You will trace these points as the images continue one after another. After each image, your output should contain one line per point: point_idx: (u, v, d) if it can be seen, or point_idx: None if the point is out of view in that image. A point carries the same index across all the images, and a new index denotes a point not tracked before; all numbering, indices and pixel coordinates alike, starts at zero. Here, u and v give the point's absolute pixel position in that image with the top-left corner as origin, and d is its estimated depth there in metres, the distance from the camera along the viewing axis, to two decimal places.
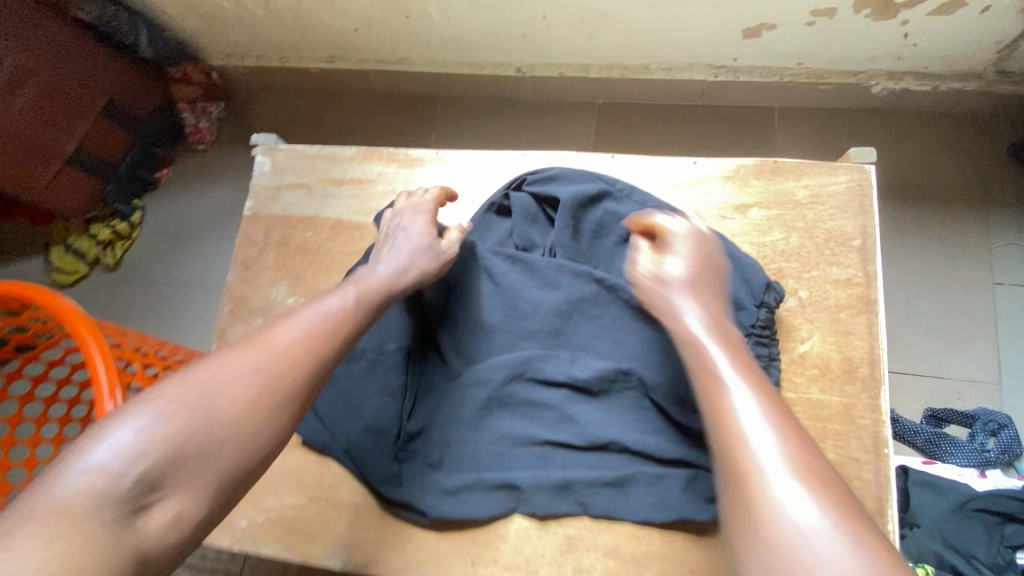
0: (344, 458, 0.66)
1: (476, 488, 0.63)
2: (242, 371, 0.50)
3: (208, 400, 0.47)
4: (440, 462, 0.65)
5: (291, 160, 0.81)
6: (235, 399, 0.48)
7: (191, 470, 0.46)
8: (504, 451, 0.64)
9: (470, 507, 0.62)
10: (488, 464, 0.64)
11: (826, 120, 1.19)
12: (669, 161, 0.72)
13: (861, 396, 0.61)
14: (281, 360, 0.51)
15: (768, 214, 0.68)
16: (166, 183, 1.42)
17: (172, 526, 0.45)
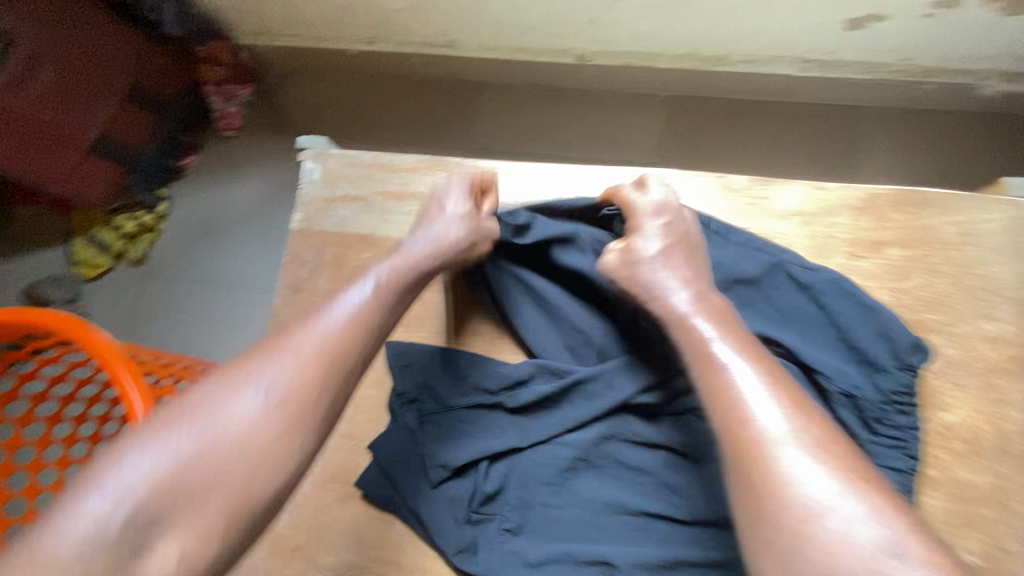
0: (412, 517, 0.59)
1: (563, 562, 0.55)
2: (268, 380, 0.45)
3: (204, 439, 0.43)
4: (519, 528, 0.58)
5: (344, 169, 0.72)
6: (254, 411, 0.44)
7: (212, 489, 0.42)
8: (593, 519, 0.56)
9: None
10: (575, 534, 0.56)
11: (923, 123, 1.06)
12: (786, 186, 0.62)
13: (1016, 477, 0.53)
14: (312, 362, 0.47)
15: (908, 254, 0.58)
16: (193, 171, 1.32)
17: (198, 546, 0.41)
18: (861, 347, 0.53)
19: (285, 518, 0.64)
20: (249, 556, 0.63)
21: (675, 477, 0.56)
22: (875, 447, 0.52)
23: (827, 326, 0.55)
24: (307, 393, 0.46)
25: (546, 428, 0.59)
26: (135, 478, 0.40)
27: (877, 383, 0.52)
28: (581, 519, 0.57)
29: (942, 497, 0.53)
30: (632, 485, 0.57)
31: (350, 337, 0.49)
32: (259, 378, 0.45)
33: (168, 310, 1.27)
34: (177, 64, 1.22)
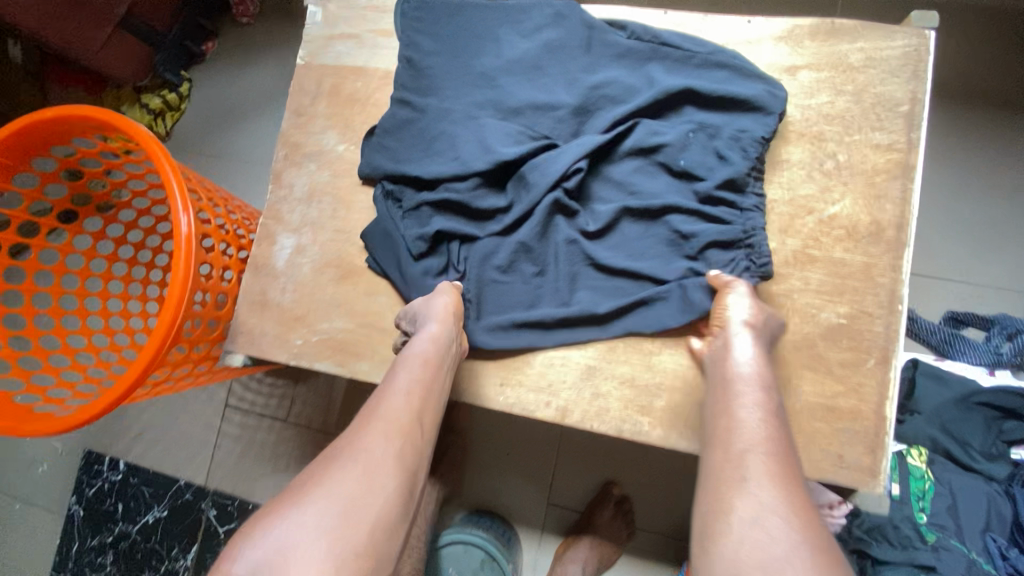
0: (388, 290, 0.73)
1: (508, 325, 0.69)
2: (386, 412, 0.57)
3: (371, 445, 0.54)
4: (475, 300, 0.71)
5: (342, 11, 0.82)
6: (385, 434, 0.55)
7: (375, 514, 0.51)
8: (534, 292, 0.70)
9: (503, 340, 0.69)
10: (520, 303, 0.70)
11: (892, 13, 1.11)
12: (721, 19, 0.71)
13: (884, 256, 0.64)
14: (419, 387, 0.60)
15: (818, 76, 0.67)
16: (212, 56, 1.43)
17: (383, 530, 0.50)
18: (722, 130, 0.67)
19: (290, 295, 0.78)
20: (261, 325, 0.78)
21: (601, 252, 0.69)
22: (744, 218, 0.65)
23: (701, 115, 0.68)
24: (415, 419, 0.58)
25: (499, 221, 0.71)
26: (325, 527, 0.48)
27: (741, 159, 0.65)
28: (525, 292, 0.70)
29: (820, 272, 0.65)
30: (569, 262, 0.70)
31: (434, 368, 0.62)
32: (385, 415, 0.57)
33: None
34: None
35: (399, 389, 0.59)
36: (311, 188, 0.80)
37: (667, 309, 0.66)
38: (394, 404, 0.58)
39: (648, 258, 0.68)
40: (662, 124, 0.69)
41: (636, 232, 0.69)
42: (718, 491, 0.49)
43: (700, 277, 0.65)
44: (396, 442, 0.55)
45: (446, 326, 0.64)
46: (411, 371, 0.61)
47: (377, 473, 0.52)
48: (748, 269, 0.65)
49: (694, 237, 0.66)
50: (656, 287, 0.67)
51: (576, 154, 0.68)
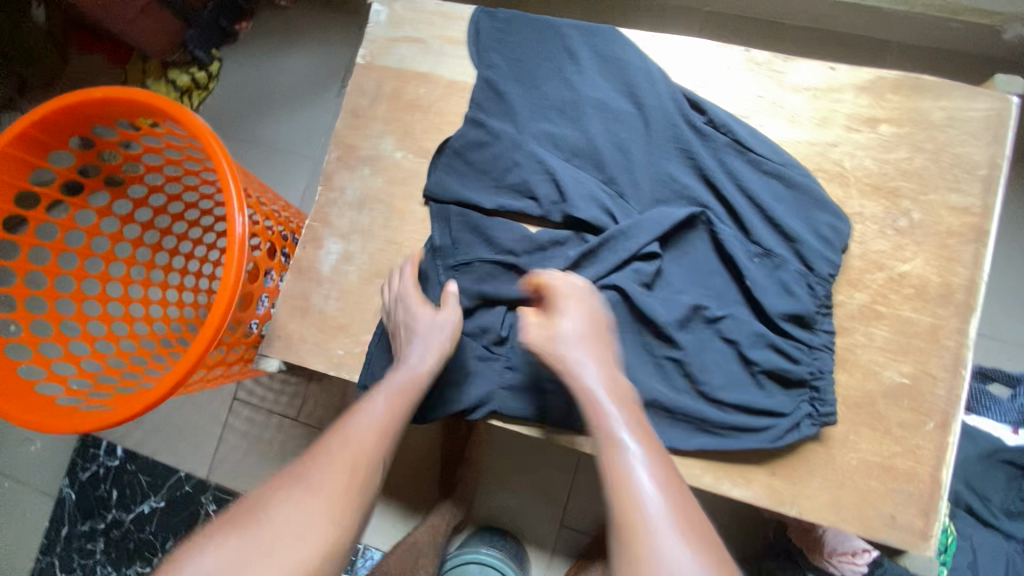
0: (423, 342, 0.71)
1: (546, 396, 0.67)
2: (332, 449, 0.57)
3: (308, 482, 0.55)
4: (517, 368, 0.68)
5: (408, 13, 0.79)
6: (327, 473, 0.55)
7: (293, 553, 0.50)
8: None
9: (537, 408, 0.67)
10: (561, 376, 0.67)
11: (942, 65, 1.12)
12: (803, 63, 0.70)
13: (952, 319, 0.63)
14: (347, 457, 0.56)
15: (898, 131, 0.67)
16: (246, 37, 1.39)
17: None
18: (798, 195, 0.65)
19: (333, 303, 0.76)
20: (300, 330, 0.76)
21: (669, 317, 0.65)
22: (819, 316, 0.64)
23: (778, 182, 0.66)
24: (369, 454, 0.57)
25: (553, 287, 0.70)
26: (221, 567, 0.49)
27: (816, 239, 0.64)
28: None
29: (886, 329, 0.64)
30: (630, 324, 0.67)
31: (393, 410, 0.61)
32: (331, 452, 0.57)
33: None
34: None
35: (319, 456, 0.57)
36: (363, 193, 0.77)
37: (733, 383, 0.64)
38: (311, 473, 0.56)
39: (708, 348, 0.65)
40: (743, 206, 0.66)
41: (697, 319, 0.66)
42: (621, 539, 0.49)
43: (772, 350, 0.64)
44: (336, 482, 0.55)
45: (400, 389, 0.62)
46: (345, 435, 0.58)
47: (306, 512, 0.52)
48: (813, 369, 0.63)
49: (759, 333, 0.64)
50: (709, 379, 0.64)
51: (649, 223, 0.67)
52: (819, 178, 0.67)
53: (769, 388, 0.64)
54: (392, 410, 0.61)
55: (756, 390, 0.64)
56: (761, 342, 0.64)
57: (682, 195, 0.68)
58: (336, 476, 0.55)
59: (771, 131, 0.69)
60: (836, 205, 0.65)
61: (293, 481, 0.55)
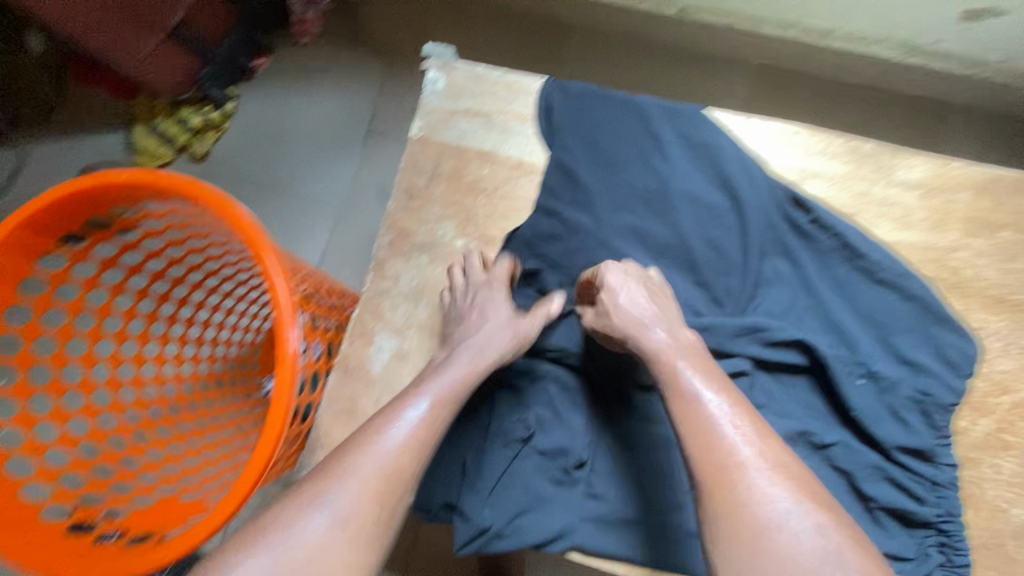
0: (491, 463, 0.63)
1: (635, 528, 0.60)
2: (367, 457, 0.49)
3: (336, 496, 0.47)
4: (602, 495, 0.61)
5: (469, 84, 0.73)
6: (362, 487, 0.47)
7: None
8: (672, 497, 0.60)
9: (625, 543, 0.60)
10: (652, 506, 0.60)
11: (1001, 129, 1.09)
12: (913, 158, 0.64)
13: None
14: (374, 486, 0.48)
15: (1020, 238, 0.61)
16: (263, 74, 1.29)
17: None
18: (915, 309, 0.59)
19: None
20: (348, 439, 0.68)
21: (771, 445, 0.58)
22: (942, 449, 0.57)
23: (890, 292, 0.60)
24: (410, 465, 0.50)
25: (639, 405, 0.62)
26: None
27: (937, 361, 0.58)
28: (663, 496, 0.60)
29: (1014, 461, 0.58)
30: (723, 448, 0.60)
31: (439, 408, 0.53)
32: (367, 460, 0.49)
33: None
34: None
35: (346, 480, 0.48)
36: (419, 284, 0.69)
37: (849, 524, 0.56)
38: (334, 501, 0.46)
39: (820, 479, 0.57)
40: (849, 323, 0.60)
41: (801, 444, 0.58)
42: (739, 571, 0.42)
43: (892, 486, 0.57)
44: (370, 496, 0.47)
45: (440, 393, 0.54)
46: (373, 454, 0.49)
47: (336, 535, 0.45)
48: (941, 511, 0.56)
49: (874, 464, 0.57)
50: None
51: (750, 336, 0.59)
52: (937, 288, 0.61)
53: (890, 529, 0.56)
54: (427, 430, 0.51)
55: (877, 530, 0.56)
56: (880, 475, 0.57)
57: (782, 306, 0.61)
58: (374, 490, 0.48)
59: (880, 233, 0.63)
60: (958, 321, 0.59)
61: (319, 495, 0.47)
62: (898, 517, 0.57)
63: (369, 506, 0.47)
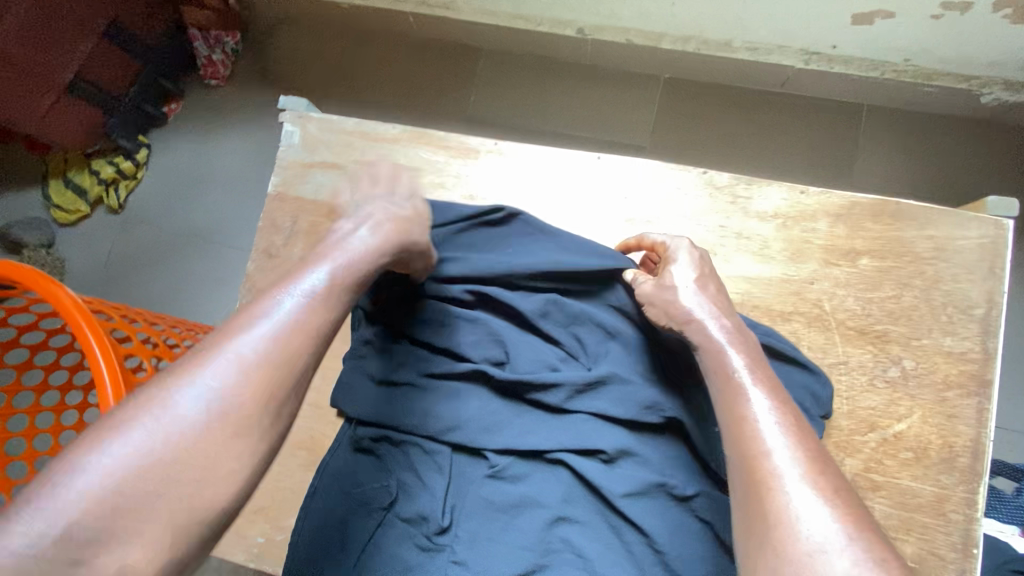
0: (349, 541, 0.59)
1: None
2: (237, 345, 0.42)
3: (201, 382, 0.40)
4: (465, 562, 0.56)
5: (324, 134, 0.70)
6: (228, 377, 0.41)
7: (184, 475, 0.37)
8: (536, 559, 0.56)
9: None
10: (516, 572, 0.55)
11: (920, 129, 1.05)
12: (769, 187, 0.62)
13: (958, 488, 0.55)
14: (250, 373, 0.41)
15: (880, 266, 0.58)
16: (176, 119, 1.28)
17: (175, 542, 0.36)
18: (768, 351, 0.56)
19: None
20: None
21: (626, 498, 0.56)
22: None
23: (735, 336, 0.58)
24: (290, 356, 0.43)
25: (498, 464, 0.60)
26: (79, 489, 0.34)
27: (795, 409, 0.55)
28: (530, 558, 0.56)
29: (885, 503, 0.55)
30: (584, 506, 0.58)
31: (326, 300, 0.47)
32: (242, 343, 0.42)
33: (142, 263, 1.24)
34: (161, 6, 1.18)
35: (174, 405, 0.39)
36: None
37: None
38: (176, 406, 0.39)
39: (682, 531, 0.55)
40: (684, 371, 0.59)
41: (659, 493, 0.56)
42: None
43: None
44: (243, 388, 0.41)
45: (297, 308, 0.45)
46: (211, 375, 0.40)
47: (198, 425, 0.38)
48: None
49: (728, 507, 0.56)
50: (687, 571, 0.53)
51: (596, 387, 0.59)
52: (794, 323, 0.58)
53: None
54: (307, 317, 0.45)
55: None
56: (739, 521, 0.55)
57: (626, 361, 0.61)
58: (245, 376, 0.41)
59: (738, 267, 0.61)
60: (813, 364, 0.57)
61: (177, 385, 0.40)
62: None
63: (239, 398, 0.40)
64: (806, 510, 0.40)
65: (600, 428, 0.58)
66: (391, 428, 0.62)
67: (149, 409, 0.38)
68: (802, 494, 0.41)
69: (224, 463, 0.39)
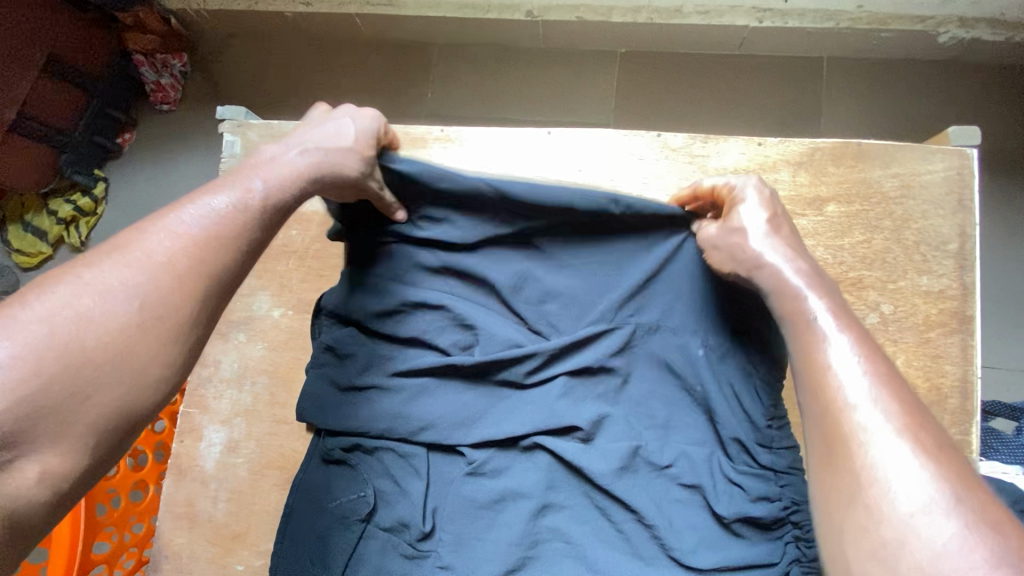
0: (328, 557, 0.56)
1: None
2: (142, 260, 0.41)
3: (105, 289, 0.40)
4: (452, 564, 0.55)
5: (265, 140, 0.68)
6: (132, 289, 0.40)
7: (77, 388, 0.37)
8: (525, 552, 0.54)
9: None
10: (506, 566, 0.54)
11: (882, 76, 1.03)
12: (726, 143, 0.60)
13: (950, 431, 0.53)
14: (158, 285, 0.41)
15: (846, 210, 0.56)
16: (131, 149, 1.25)
17: (47, 478, 0.37)
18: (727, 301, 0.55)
19: (223, 506, 0.63)
20: (190, 545, 0.63)
21: (611, 477, 0.54)
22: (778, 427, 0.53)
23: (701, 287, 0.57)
24: (201, 272, 0.43)
25: (476, 460, 0.57)
26: None
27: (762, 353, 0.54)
28: (518, 552, 0.54)
29: None
30: (570, 492, 0.56)
31: (240, 218, 0.46)
32: (154, 250, 0.42)
33: None
34: (101, 34, 1.13)
35: (83, 308, 0.38)
36: (242, 364, 0.66)
37: (710, 546, 0.51)
38: (69, 302, 0.38)
39: (667, 500, 0.54)
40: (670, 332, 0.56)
41: (639, 464, 0.54)
42: (861, 556, 0.37)
43: (745, 497, 0.52)
44: (148, 301, 0.40)
45: (216, 217, 0.45)
46: (121, 277, 0.40)
47: (98, 330, 0.38)
48: (783, 500, 0.51)
49: (711, 461, 0.54)
50: (678, 541, 0.52)
51: (570, 359, 0.57)
52: None
53: (747, 536, 0.52)
54: (216, 234, 0.44)
55: (735, 542, 0.52)
56: (732, 480, 0.53)
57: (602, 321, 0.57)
58: (148, 289, 0.41)
59: None
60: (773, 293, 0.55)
61: (80, 283, 0.39)
62: (757, 529, 0.52)
63: (144, 309, 0.40)
64: (903, 469, 0.38)
65: (577, 411, 0.56)
66: (363, 433, 0.59)
67: (40, 305, 0.38)
68: (896, 451, 0.38)
69: (127, 382, 0.39)
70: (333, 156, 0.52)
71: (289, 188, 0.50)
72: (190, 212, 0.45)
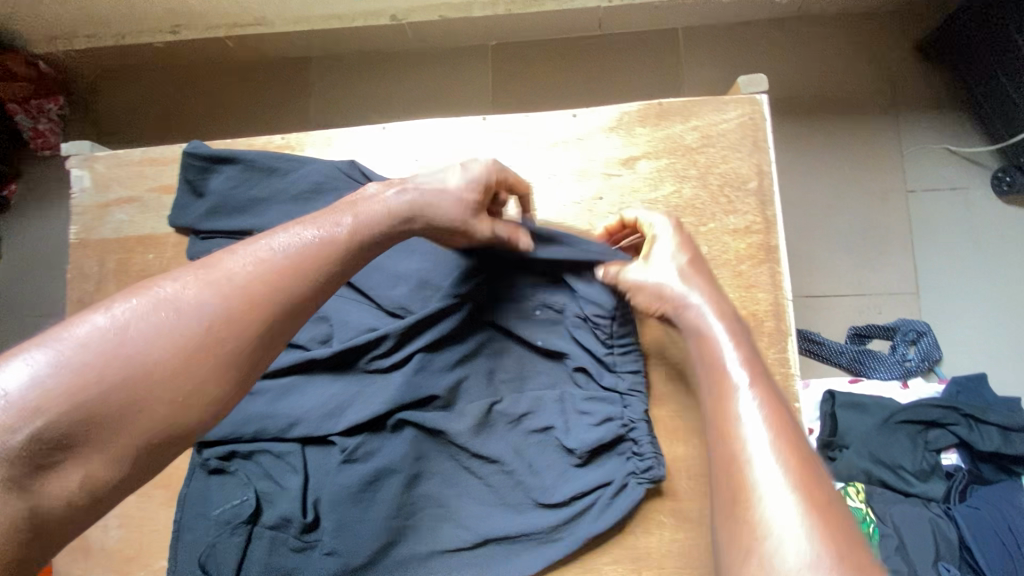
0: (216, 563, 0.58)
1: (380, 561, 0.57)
2: (212, 288, 0.45)
3: (171, 313, 0.43)
4: (337, 549, 0.57)
5: (113, 171, 0.69)
6: (196, 320, 0.43)
7: (119, 411, 0.41)
8: (404, 521, 0.57)
9: None
10: (387, 538, 0.57)
11: (734, 39, 1.10)
12: (546, 117, 0.64)
13: (769, 351, 0.58)
14: (209, 321, 0.44)
15: (657, 165, 0.61)
16: (19, 200, 1.22)
17: (84, 487, 0.40)
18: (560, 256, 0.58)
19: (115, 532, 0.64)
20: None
21: (473, 438, 0.57)
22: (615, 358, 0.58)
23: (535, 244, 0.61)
24: (252, 316, 0.45)
25: (348, 446, 0.59)
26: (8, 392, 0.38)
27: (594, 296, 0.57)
28: (397, 523, 0.57)
29: None
30: (441, 460, 0.59)
31: (309, 260, 0.48)
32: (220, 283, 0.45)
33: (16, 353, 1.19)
34: None
35: (155, 324, 0.43)
36: None
37: (567, 480, 0.56)
38: (135, 320, 0.42)
39: (527, 448, 0.58)
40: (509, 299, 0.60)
41: (497, 421, 0.58)
42: None
43: (592, 433, 0.56)
44: (206, 334, 0.43)
45: (261, 268, 0.47)
46: (186, 300, 0.44)
47: (149, 354, 0.42)
48: (624, 421, 0.57)
49: (562, 402, 0.58)
50: (538, 480, 0.57)
51: (424, 335, 0.60)
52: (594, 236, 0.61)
53: (598, 462, 0.57)
54: (261, 280, 0.46)
55: (588, 469, 0.57)
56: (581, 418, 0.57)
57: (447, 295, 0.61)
58: (203, 322, 0.44)
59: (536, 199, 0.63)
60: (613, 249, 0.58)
61: (155, 305, 0.43)
62: (609, 460, 0.57)
63: (196, 341, 0.43)
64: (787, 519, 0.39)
65: (434, 384, 0.59)
66: (236, 439, 0.61)
67: (119, 318, 0.42)
68: (774, 487, 0.41)
69: (163, 411, 0.42)
70: (435, 201, 0.53)
71: (373, 225, 0.51)
72: (263, 245, 0.48)
